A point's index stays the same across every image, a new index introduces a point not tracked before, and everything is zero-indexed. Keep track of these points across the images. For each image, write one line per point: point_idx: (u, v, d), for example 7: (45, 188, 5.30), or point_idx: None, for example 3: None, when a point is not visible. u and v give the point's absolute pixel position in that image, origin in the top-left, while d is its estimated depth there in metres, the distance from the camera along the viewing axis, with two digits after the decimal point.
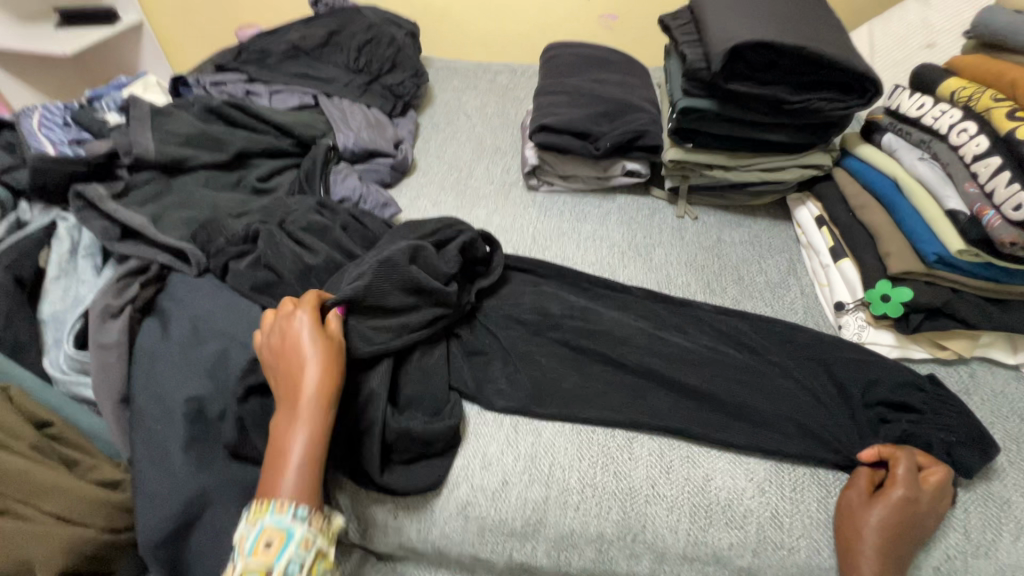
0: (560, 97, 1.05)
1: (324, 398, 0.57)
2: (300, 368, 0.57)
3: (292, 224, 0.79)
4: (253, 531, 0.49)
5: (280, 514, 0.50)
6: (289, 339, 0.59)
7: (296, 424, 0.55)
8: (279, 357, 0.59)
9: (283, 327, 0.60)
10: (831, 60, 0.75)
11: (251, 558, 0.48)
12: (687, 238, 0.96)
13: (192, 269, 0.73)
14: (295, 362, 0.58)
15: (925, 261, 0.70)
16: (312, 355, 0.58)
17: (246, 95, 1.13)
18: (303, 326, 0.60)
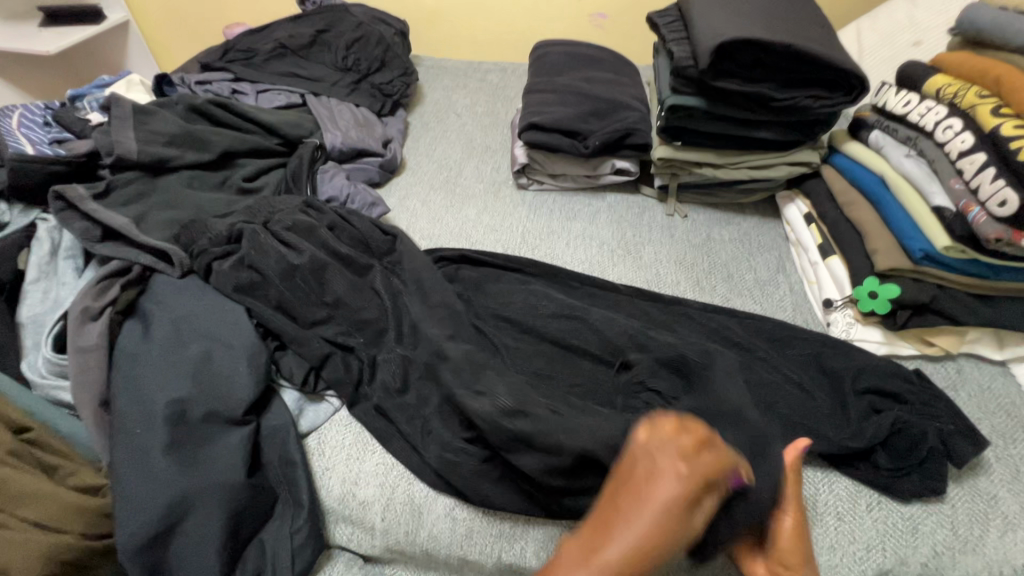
0: (549, 95, 1.05)
1: (641, 564, 0.46)
2: (650, 489, 0.48)
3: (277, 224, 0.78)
4: None
5: None
6: (651, 447, 0.50)
7: (578, 569, 0.46)
8: (634, 500, 0.48)
9: (638, 449, 0.51)
10: (817, 57, 0.75)
11: None
12: (677, 236, 0.96)
13: (175, 270, 0.72)
14: (630, 510, 0.48)
15: (911, 258, 0.70)
16: (671, 471, 0.48)
17: (232, 94, 1.11)
18: (666, 469, 0.48)
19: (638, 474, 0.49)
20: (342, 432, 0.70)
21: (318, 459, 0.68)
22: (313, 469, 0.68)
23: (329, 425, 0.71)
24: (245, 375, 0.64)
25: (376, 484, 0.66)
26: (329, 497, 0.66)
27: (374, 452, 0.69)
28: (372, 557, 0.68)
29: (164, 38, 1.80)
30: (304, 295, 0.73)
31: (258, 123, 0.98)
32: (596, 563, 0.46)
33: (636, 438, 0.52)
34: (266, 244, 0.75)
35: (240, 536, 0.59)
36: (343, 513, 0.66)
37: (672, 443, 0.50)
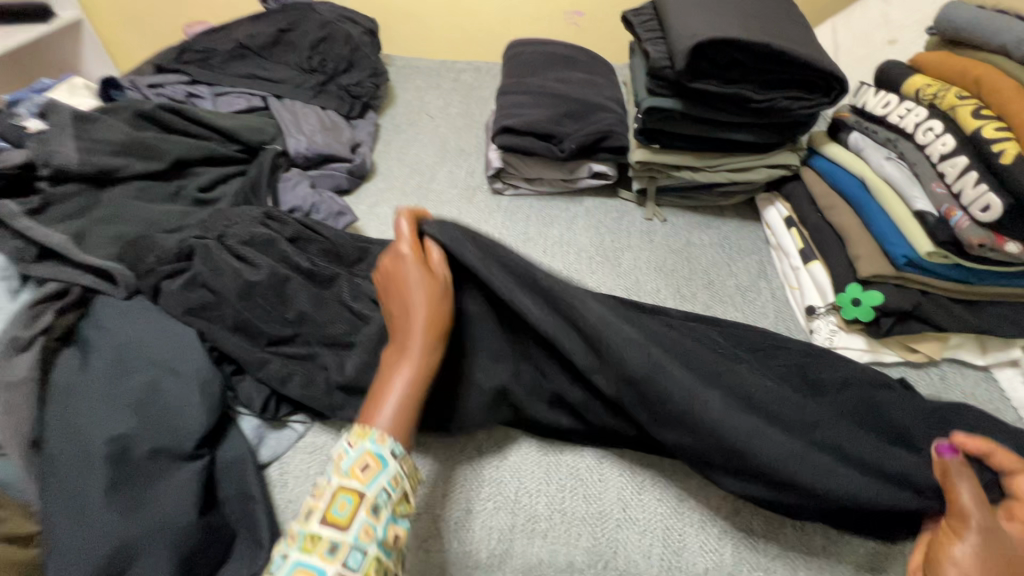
0: (523, 97, 1.01)
1: (431, 338, 0.56)
2: (402, 303, 0.58)
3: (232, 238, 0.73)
4: (348, 453, 0.49)
5: (382, 443, 0.49)
6: (394, 267, 0.60)
7: (402, 359, 0.55)
8: (397, 304, 0.58)
9: (388, 268, 0.60)
10: (796, 57, 0.73)
11: (348, 478, 0.47)
12: (657, 241, 0.94)
13: (120, 291, 0.67)
14: (402, 309, 0.58)
15: (894, 264, 0.69)
16: (417, 276, 0.58)
17: (188, 98, 1.05)
18: (411, 269, 0.59)
19: (389, 273, 0.60)
20: (307, 460, 0.66)
21: (281, 490, 0.64)
22: (275, 502, 0.63)
23: (292, 453, 0.66)
24: (197, 405, 0.59)
25: None
26: None
27: None
28: None
29: (122, 38, 1.71)
30: (262, 315, 0.68)
31: (215, 129, 0.92)
32: (409, 357, 0.55)
33: (381, 266, 0.61)
34: (220, 261, 0.70)
35: None
36: None
37: (397, 245, 0.61)
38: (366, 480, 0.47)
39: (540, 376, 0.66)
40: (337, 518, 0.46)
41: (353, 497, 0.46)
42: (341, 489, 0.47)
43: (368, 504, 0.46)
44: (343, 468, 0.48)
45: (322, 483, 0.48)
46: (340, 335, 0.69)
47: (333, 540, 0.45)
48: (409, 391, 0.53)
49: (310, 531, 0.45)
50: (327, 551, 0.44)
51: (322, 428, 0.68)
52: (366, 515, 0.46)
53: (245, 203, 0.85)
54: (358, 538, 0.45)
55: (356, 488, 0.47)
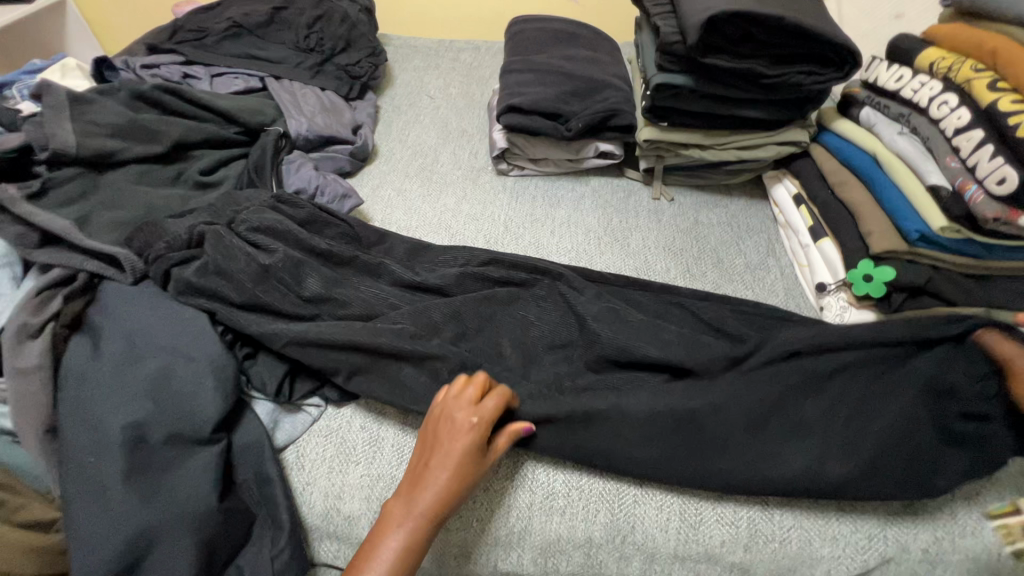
0: (528, 75, 1.00)
1: (437, 515, 0.53)
2: (433, 457, 0.55)
3: (241, 223, 0.72)
4: None
5: None
6: (446, 421, 0.57)
7: (405, 518, 0.53)
8: (428, 453, 0.56)
9: (438, 417, 0.58)
10: (809, 30, 0.72)
11: None
12: (664, 220, 0.93)
13: (127, 276, 0.66)
14: (431, 464, 0.55)
15: (907, 239, 0.69)
16: (457, 453, 0.55)
17: (183, 79, 1.02)
18: (463, 433, 0.55)
19: (440, 428, 0.57)
20: (322, 443, 0.66)
21: (298, 473, 0.64)
22: (293, 484, 0.64)
23: (308, 437, 0.66)
24: (211, 390, 0.59)
25: (361, 498, 0.63)
26: (310, 513, 0.63)
27: (357, 463, 0.65)
28: None
29: (112, 18, 1.66)
30: (275, 298, 0.67)
31: (215, 111, 0.90)
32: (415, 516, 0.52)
33: (434, 405, 0.59)
34: (231, 244, 0.69)
35: (215, 564, 0.54)
36: (327, 530, 0.63)
37: (462, 396, 0.58)
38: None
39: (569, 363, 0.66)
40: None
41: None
42: None
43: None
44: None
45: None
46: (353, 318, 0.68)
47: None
48: (400, 565, 0.51)
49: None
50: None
51: (336, 412, 0.69)
52: None
53: (249, 186, 0.84)
54: None
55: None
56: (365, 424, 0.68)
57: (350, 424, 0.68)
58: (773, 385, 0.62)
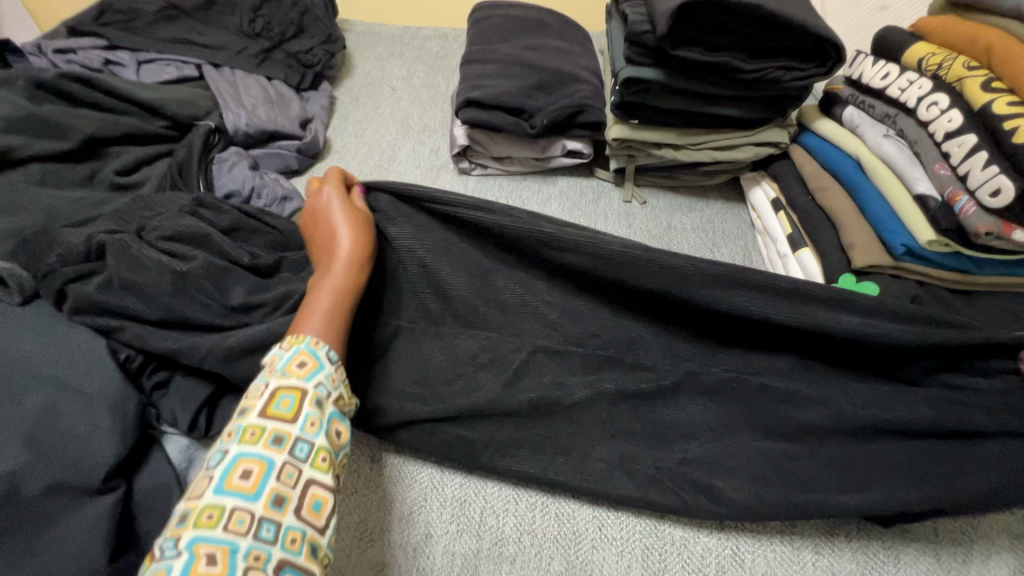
0: (491, 66, 0.92)
1: (358, 258, 0.57)
2: (329, 225, 0.59)
3: (153, 232, 0.63)
4: (282, 355, 0.46)
5: (315, 345, 0.47)
6: (320, 202, 0.62)
7: (329, 273, 0.55)
8: (325, 234, 0.59)
9: (314, 206, 0.62)
10: (789, 21, 0.65)
11: (284, 377, 0.45)
12: (636, 226, 0.87)
13: (14, 296, 0.57)
14: (330, 236, 0.59)
15: (892, 253, 0.63)
16: (338, 202, 0.61)
17: (107, 66, 0.92)
18: (342, 204, 0.61)
19: (312, 211, 0.62)
20: None
21: None
22: None
23: None
24: (105, 431, 0.51)
25: None
26: None
27: None
28: None
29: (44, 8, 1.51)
30: (189, 321, 0.59)
31: (137, 102, 0.80)
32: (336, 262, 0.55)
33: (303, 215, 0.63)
34: (140, 257, 0.60)
35: None
36: None
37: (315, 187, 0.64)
38: (304, 376, 0.45)
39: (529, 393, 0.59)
40: (280, 412, 0.43)
41: (295, 393, 0.44)
42: (280, 388, 0.44)
43: (311, 397, 0.44)
44: (280, 368, 0.45)
45: (258, 387, 0.44)
46: None
47: (279, 431, 0.42)
48: (337, 286, 0.54)
49: (249, 423, 0.42)
50: (272, 442, 0.41)
51: None
52: (310, 411, 0.43)
53: (173, 188, 0.75)
54: (304, 429, 0.42)
55: (295, 383, 0.44)
56: None
57: None
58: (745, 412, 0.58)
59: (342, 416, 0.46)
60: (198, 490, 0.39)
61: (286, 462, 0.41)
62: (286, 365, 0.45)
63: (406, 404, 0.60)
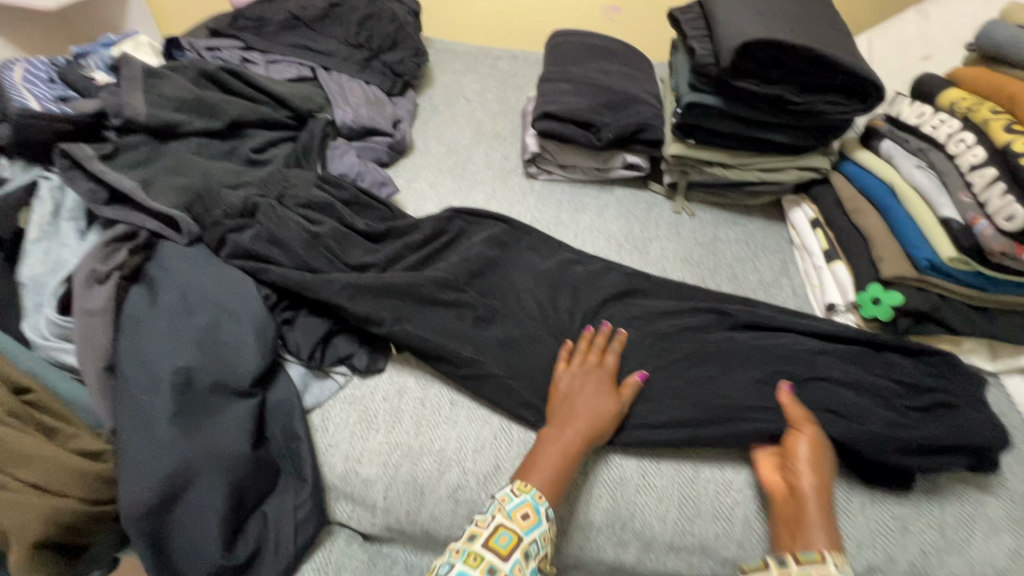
0: (564, 85, 1.05)
1: (590, 439, 0.63)
2: (570, 406, 0.65)
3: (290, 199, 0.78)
4: (512, 498, 0.58)
5: (539, 501, 0.58)
6: (575, 375, 0.68)
7: (562, 434, 0.62)
8: (562, 405, 0.65)
9: (566, 378, 0.68)
10: (837, 62, 0.76)
11: (509, 519, 0.56)
12: (684, 234, 0.97)
13: (183, 237, 0.71)
14: (578, 403, 0.65)
15: (916, 267, 0.72)
16: (600, 385, 0.67)
17: (241, 63, 1.10)
18: (586, 390, 0.66)
19: (573, 373, 0.68)
20: (347, 410, 0.70)
21: (322, 435, 0.69)
22: (317, 445, 0.68)
23: (333, 402, 0.71)
24: (253, 348, 0.63)
25: (379, 464, 0.67)
26: (331, 473, 0.67)
27: (378, 430, 0.69)
28: (372, 534, 0.70)
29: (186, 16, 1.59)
30: (319, 269, 0.72)
31: (270, 95, 0.96)
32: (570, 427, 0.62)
33: (562, 373, 0.69)
34: (282, 217, 0.74)
35: (243, 508, 0.59)
36: (345, 491, 0.67)
37: (600, 338, 0.72)
38: (524, 527, 0.56)
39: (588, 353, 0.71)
40: (498, 545, 0.54)
41: (513, 536, 0.55)
42: (502, 525, 0.56)
43: (523, 547, 0.55)
44: (507, 510, 0.57)
45: (485, 515, 0.56)
46: (386, 295, 0.73)
47: (494, 563, 0.53)
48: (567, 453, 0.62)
49: (473, 551, 0.54)
50: (486, 572, 0.53)
51: (361, 382, 0.73)
52: (518, 557, 0.54)
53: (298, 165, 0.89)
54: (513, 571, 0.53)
55: (515, 529, 0.56)
56: (387, 396, 0.72)
57: (373, 394, 0.72)
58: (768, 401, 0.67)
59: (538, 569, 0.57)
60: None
61: None
62: (506, 500, 0.57)
63: (485, 357, 0.71)
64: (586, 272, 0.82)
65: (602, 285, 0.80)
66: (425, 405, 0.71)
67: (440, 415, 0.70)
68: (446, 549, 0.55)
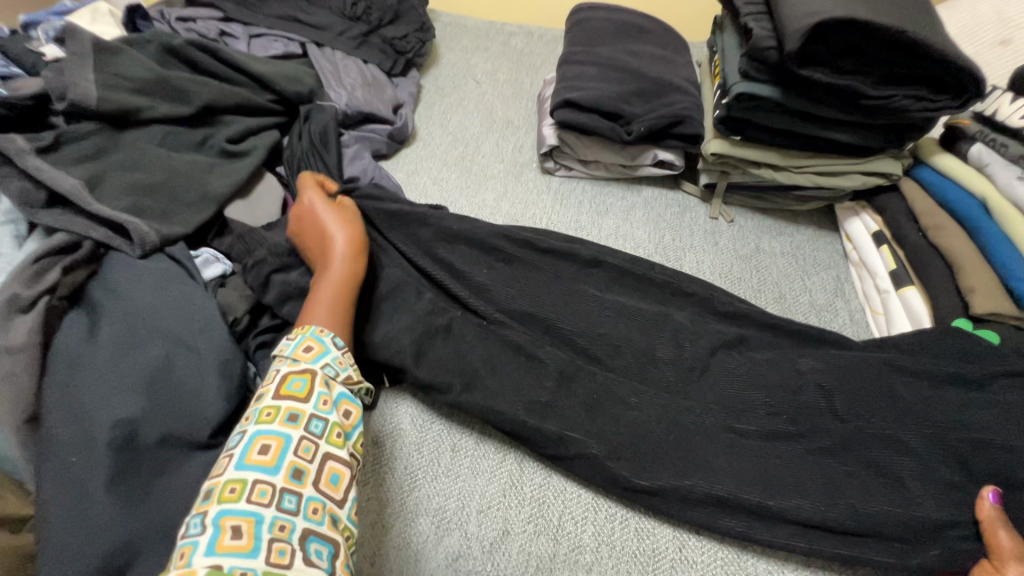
0: (589, 68, 0.91)
1: (355, 255, 0.61)
2: (317, 229, 0.63)
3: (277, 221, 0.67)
4: (289, 342, 0.51)
5: (321, 332, 0.53)
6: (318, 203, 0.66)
7: (324, 270, 0.59)
8: (315, 242, 0.62)
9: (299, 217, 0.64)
10: (930, 48, 0.62)
11: (293, 359, 0.50)
12: (722, 244, 0.85)
13: (135, 249, 0.60)
14: (322, 228, 0.63)
15: (1016, 303, 0.60)
16: (328, 205, 0.64)
17: (220, 36, 0.97)
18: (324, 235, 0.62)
19: (304, 206, 0.66)
20: None
21: None
22: None
23: None
24: (214, 390, 0.52)
25: (366, 524, 0.56)
26: None
27: (365, 484, 0.59)
28: None
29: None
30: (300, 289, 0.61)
31: (249, 74, 0.83)
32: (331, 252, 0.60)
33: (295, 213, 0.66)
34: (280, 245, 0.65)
35: None
36: None
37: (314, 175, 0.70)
38: (311, 359, 0.50)
39: (615, 395, 0.60)
40: (294, 393, 0.47)
41: (306, 376, 0.48)
42: (291, 372, 0.48)
43: (321, 380, 0.48)
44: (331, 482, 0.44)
45: (271, 373, 0.48)
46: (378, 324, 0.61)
47: (263, 484, 0.41)
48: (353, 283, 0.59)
49: (263, 405, 0.46)
50: (287, 419, 0.45)
51: None
52: (321, 390, 0.48)
53: (312, 161, 0.79)
54: (317, 408, 0.46)
55: (329, 496, 0.44)
56: (377, 441, 0.61)
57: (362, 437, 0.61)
58: (835, 464, 0.55)
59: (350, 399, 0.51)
60: (217, 468, 0.42)
61: (302, 437, 0.44)
62: (326, 404, 0.47)
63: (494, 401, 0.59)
64: (612, 293, 0.70)
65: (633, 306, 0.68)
66: (422, 452, 0.61)
67: (440, 465, 0.60)
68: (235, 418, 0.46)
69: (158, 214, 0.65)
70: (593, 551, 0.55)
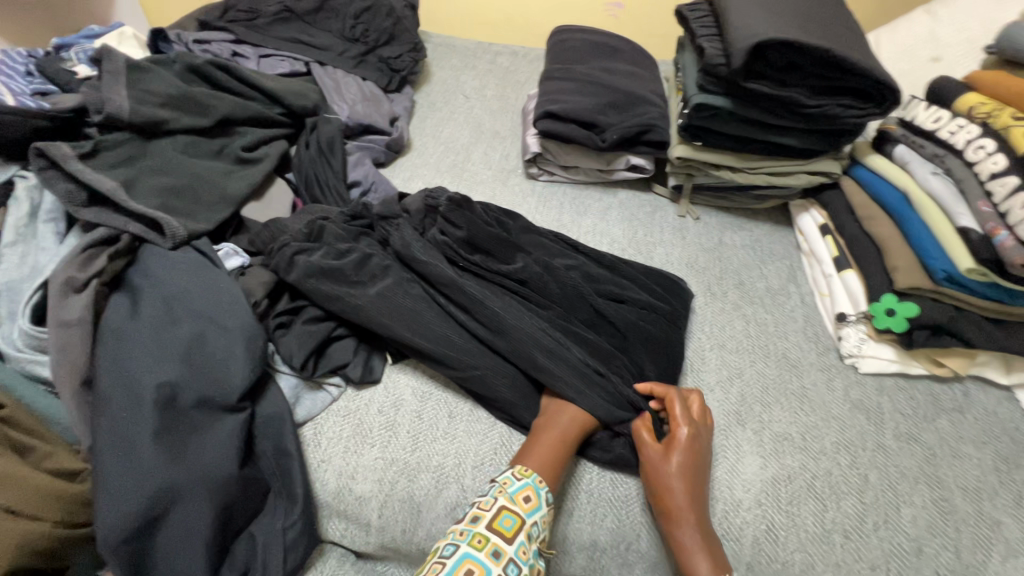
0: (568, 83, 1.01)
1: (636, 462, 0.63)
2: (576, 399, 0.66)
3: (291, 225, 0.76)
4: (514, 482, 0.58)
5: (540, 484, 0.58)
6: (701, 452, 0.62)
7: (555, 425, 0.64)
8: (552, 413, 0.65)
9: (653, 475, 0.60)
10: (853, 64, 0.73)
11: (512, 501, 0.56)
12: (689, 238, 0.94)
13: (167, 241, 0.68)
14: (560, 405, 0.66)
15: (932, 278, 0.71)
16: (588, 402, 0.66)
17: (232, 57, 1.06)
18: (569, 401, 0.65)
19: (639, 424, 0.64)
20: (341, 422, 0.68)
21: (314, 450, 0.65)
22: (309, 460, 0.65)
23: (326, 415, 0.68)
24: (241, 360, 0.60)
25: (373, 480, 0.64)
26: (323, 490, 0.64)
27: (372, 446, 0.66)
28: (365, 553, 0.68)
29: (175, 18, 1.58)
30: (314, 275, 0.70)
31: (262, 90, 0.92)
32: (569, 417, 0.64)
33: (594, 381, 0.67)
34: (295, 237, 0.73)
35: (229, 529, 0.56)
36: (337, 509, 0.64)
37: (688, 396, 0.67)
38: (527, 509, 0.56)
39: (592, 364, 0.69)
40: (503, 529, 0.54)
41: (517, 518, 0.55)
42: (505, 507, 0.56)
43: (526, 529, 0.55)
44: (510, 493, 0.57)
45: (488, 499, 0.57)
46: (384, 304, 0.69)
47: (498, 546, 0.53)
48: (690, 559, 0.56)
49: (478, 532, 0.54)
50: (492, 554, 0.52)
51: (355, 394, 0.70)
52: (522, 538, 0.54)
53: (320, 163, 0.89)
54: (517, 552, 0.53)
55: (519, 512, 0.55)
56: (382, 408, 0.69)
57: (368, 406, 0.69)
58: None
59: (540, 553, 0.56)
60: (459, 533, 0.54)
61: (504, 544, 0.53)
62: (528, 504, 0.56)
63: (487, 369, 0.68)
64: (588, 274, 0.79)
65: (605, 284, 0.77)
66: (423, 418, 0.68)
67: (438, 429, 0.68)
68: (450, 529, 0.55)
69: (185, 211, 0.73)
70: (570, 499, 0.63)
